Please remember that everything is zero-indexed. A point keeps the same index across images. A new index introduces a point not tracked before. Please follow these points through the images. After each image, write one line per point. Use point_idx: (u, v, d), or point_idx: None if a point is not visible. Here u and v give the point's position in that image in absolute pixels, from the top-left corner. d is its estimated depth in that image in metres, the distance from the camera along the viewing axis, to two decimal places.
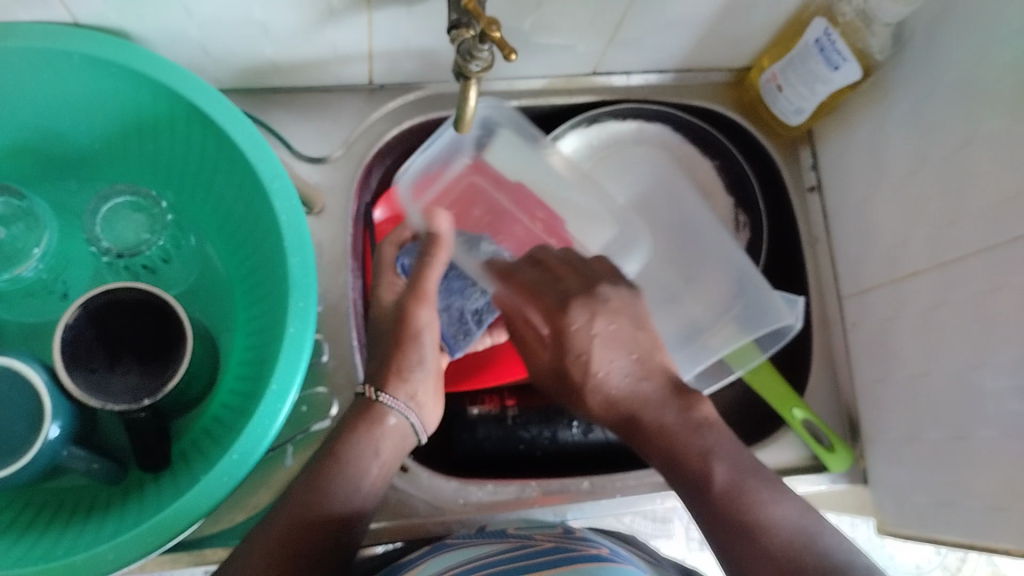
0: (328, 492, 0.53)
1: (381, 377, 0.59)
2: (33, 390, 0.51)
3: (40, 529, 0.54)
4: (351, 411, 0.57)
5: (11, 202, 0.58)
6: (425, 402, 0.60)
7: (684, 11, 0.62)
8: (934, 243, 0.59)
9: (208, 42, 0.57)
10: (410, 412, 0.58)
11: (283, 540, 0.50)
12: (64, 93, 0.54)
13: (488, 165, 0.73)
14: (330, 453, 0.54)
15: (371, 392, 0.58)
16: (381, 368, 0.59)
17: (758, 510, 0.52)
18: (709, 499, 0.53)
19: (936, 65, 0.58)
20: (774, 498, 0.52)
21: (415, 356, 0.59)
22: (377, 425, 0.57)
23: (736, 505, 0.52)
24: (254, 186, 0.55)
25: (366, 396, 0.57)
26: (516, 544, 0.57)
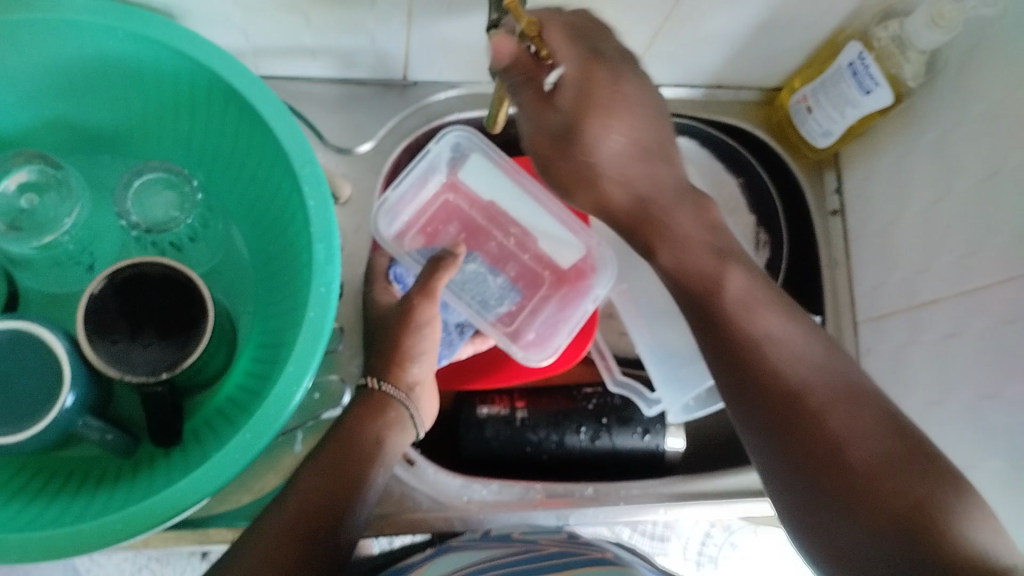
0: (341, 471, 0.52)
1: (382, 369, 0.59)
2: (54, 357, 0.51)
3: (51, 495, 0.54)
4: (355, 404, 0.57)
5: (44, 169, 0.59)
6: (423, 398, 0.61)
7: (719, 27, 0.63)
8: (955, 272, 0.59)
9: (249, 27, 0.57)
10: (409, 402, 0.59)
11: (299, 512, 0.49)
12: (104, 68, 0.55)
13: (462, 184, 0.73)
14: (336, 439, 0.54)
15: (375, 383, 0.58)
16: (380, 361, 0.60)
17: (764, 326, 0.49)
18: (733, 349, 0.50)
19: (967, 96, 0.59)
20: (818, 394, 0.46)
21: (415, 350, 0.60)
22: (382, 413, 0.57)
23: (762, 363, 0.48)
24: (285, 170, 0.55)
25: (368, 387, 0.58)
26: (521, 547, 0.58)
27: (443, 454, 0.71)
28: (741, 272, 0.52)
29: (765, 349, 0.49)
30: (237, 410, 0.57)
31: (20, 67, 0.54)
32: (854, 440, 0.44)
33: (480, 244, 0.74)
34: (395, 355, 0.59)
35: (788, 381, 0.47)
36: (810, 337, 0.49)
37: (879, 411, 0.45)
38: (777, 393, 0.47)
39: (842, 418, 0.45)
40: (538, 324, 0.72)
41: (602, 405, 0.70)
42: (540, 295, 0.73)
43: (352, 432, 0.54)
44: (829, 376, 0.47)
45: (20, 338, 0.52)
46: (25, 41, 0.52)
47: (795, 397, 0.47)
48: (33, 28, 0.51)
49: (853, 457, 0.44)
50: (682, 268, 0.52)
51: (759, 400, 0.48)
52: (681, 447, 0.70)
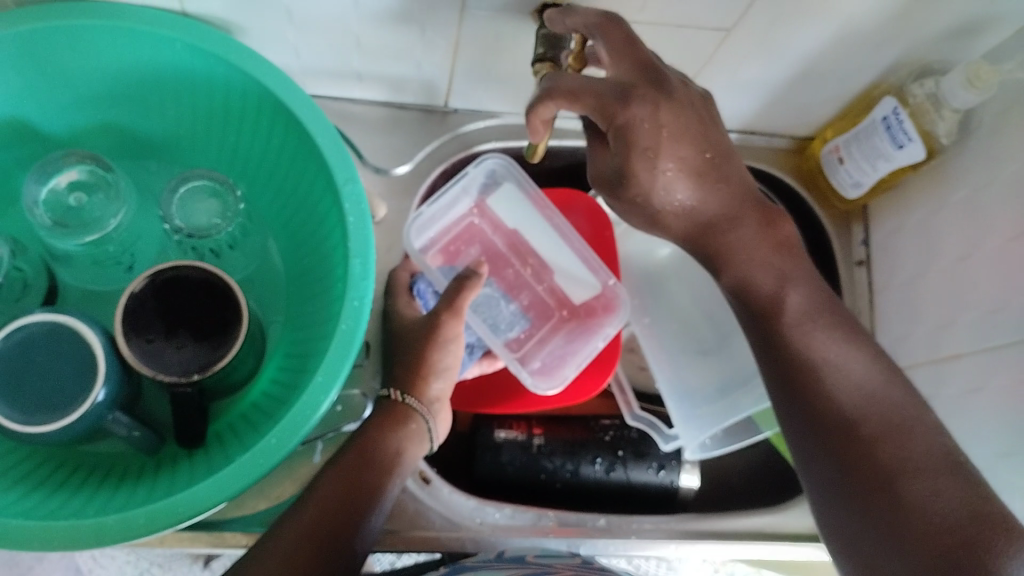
0: (354, 486, 0.52)
1: (407, 382, 0.59)
2: (90, 351, 0.52)
3: (74, 487, 0.55)
4: (378, 413, 0.57)
5: (95, 171, 0.60)
6: (440, 414, 0.61)
7: (758, 74, 0.64)
8: (978, 329, 0.60)
9: (301, 46, 0.59)
10: (430, 418, 0.59)
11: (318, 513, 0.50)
12: (160, 77, 0.57)
13: (489, 210, 0.75)
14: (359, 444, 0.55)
15: (398, 394, 0.58)
16: (405, 372, 0.59)
17: (821, 350, 0.53)
18: (794, 372, 0.53)
19: (1000, 156, 0.59)
20: (871, 418, 0.49)
21: (438, 365, 0.59)
22: (402, 423, 0.57)
23: (818, 386, 0.52)
24: (327, 183, 0.57)
25: (391, 397, 0.58)
26: (537, 569, 0.59)
27: (459, 476, 0.72)
28: (803, 290, 0.55)
29: (823, 374, 0.52)
30: (262, 416, 0.59)
31: (80, 72, 0.56)
32: (908, 469, 0.47)
33: (497, 269, 0.76)
34: (418, 367, 0.59)
35: (844, 408, 0.50)
36: (867, 360, 0.52)
37: (932, 444, 0.47)
38: (831, 416, 0.51)
39: (893, 446, 0.48)
40: (545, 354, 0.74)
41: (619, 438, 0.71)
42: (550, 325, 0.76)
43: (370, 445, 0.55)
44: (886, 402, 0.50)
45: (59, 331, 0.53)
46: (87, 46, 0.54)
47: (851, 425, 0.50)
48: (97, 34, 0.53)
49: (908, 484, 0.46)
50: (743, 287, 0.55)
51: (817, 426, 0.51)
52: (694, 485, 0.71)
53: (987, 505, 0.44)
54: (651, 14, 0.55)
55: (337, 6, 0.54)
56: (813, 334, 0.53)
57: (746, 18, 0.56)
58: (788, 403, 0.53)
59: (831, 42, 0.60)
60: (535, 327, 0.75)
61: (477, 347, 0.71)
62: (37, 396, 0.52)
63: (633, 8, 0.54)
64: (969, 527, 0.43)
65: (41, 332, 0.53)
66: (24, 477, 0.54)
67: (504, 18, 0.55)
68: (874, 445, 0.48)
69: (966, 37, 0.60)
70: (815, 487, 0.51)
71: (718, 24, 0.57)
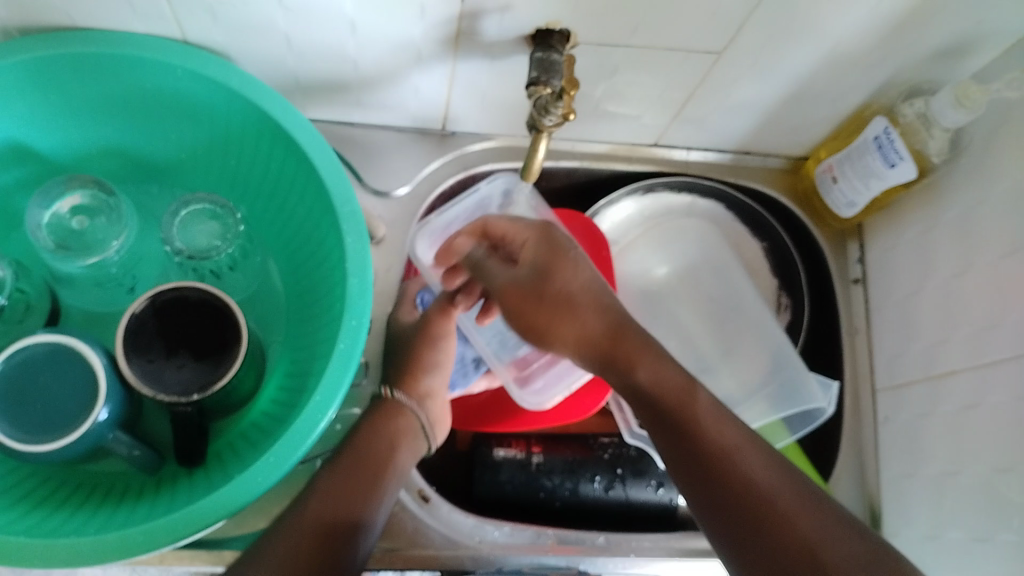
0: (359, 470, 0.54)
1: (397, 379, 0.62)
2: (91, 371, 0.53)
3: (74, 506, 0.56)
4: (371, 411, 0.60)
5: (96, 194, 0.62)
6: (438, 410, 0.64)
7: (751, 95, 0.65)
8: (973, 345, 0.60)
9: (300, 71, 0.60)
10: (423, 411, 0.61)
11: (313, 523, 0.48)
12: (161, 102, 0.58)
13: None
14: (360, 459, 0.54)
15: (388, 390, 0.61)
16: (397, 373, 0.63)
17: (735, 435, 0.47)
18: (710, 462, 0.46)
19: (991, 173, 0.60)
20: (783, 495, 0.44)
21: (428, 362, 0.63)
22: (394, 420, 0.59)
23: (726, 468, 0.46)
24: (325, 206, 0.58)
25: (382, 395, 0.61)
26: None
27: (459, 495, 0.72)
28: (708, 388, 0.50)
29: (735, 458, 0.46)
30: (261, 434, 0.59)
31: (85, 99, 0.57)
32: (827, 545, 0.42)
33: None
34: (411, 368, 0.63)
35: (761, 489, 0.44)
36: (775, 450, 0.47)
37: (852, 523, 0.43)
38: (739, 499, 0.45)
39: (813, 524, 0.42)
40: (550, 373, 0.73)
41: (618, 456, 0.72)
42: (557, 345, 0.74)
43: (367, 437, 0.57)
44: (799, 486, 0.45)
45: (61, 352, 0.54)
46: (89, 73, 0.55)
47: (763, 500, 0.44)
48: (100, 60, 0.54)
49: (827, 565, 0.41)
50: (659, 379, 0.51)
51: (725, 511, 0.45)
52: (692, 501, 0.71)
53: None
54: (642, 38, 0.56)
55: (334, 32, 0.55)
56: (724, 424, 0.48)
57: (736, 41, 0.57)
58: (705, 501, 0.46)
59: (820, 63, 0.61)
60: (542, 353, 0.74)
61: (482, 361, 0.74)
62: (37, 417, 0.52)
63: (625, 31, 0.55)
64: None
65: (43, 354, 0.54)
66: (25, 497, 0.55)
67: (498, 43, 0.56)
68: (799, 518, 0.43)
69: (955, 58, 0.61)
70: None
71: (709, 47, 0.58)
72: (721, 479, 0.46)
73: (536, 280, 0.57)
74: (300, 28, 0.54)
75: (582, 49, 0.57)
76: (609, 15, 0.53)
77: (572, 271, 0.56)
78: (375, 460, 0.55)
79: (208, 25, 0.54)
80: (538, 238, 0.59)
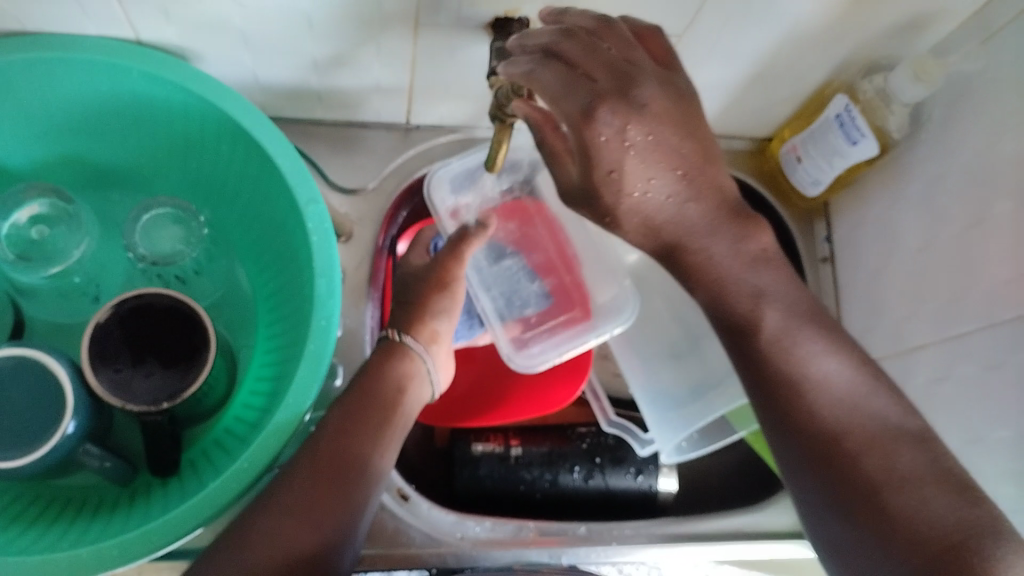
0: (356, 443, 0.53)
1: (406, 323, 0.62)
2: (58, 384, 0.52)
3: (47, 522, 0.55)
4: (375, 355, 0.59)
5: (56, 203, 0.60)
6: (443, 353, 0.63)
7: (712, 77, 0.65)
8: (940, 318, 0.61)
9: (259, 70, 0.60)
10: (429, 357, 0.61)
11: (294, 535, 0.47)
12: (120, 108, 0.57)
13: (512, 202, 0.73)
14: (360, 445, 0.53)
15: (395, 335, 0.60)
16: (404, 314, 0.62)
17: (807, 364, 0.51)
18: (784, 389, 0.51)
19: (950, 148, 0.61)
20: (848, 420, 0.49)
21: (438, 307, 0.63)
22: (393, 374, 0.58)
23: (799, 395, 0.50)
24: (289, 205, 0.57)
25: (390, 337, 0.60)
26: None
27: (439, 493, 0.72)
28: (781, 307, 0.52)
29: (807, 391, 0.50)
30: (235, 439, 0.59)
31: (38, 107, 0.56)
32: (896, 482, 0.46)
33: None
34: (421, 308, 0.62)
35: (827, 421, 0.49)
36: (853, 376, 0.51)
37: (922, 469, 0.46)
38: (816, 435, 0.49)
39: (879, 459, 0.47)
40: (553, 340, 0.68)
41: (596, 445, 0.71)
42: (567, 316, 0.71)
43: (365, 396, 0.56)
44: (870, 419, 0.49)
45: (26, 365, 0.53)
46: (40, 79, 0.54)
47: (834, 441, 0.49)
48: (52, 67, 0.53)
49: (894, 499, 0.45)
50: (717, 304, 0.53)
51: (801, 439, 0.50)
52: (673, 488, 0.72)
53: (979, 534, 0.43)
54: None
55: (291, 29, 0.54)
56: (795, 347, 0.51)
57: (695, 23, 0.57)
58: (775, 420, 0.51)
59: (779, 43, 0.61)
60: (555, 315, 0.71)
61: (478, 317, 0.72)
62: (4, 432, 0.51)
63: None
64: (954, 536, 0.43)
65: (8, 368, 0.53)
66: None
67: (457, 34, 0.56)
68: (859, 456, 0.47)
69: (910, 34, 0.62)
70: (796, 493, 0.51)
71: (668, 31, 0.58)
72: (788, 409, 0.51)
73: (581, 185, 0.50)
74: (256, 25, 0.54)
75: None
76: (567, 1, 0.53)
77: (610, 147, 0.46)
78: (376, 429, 0.55)
79: (163, 27, 0.53)
80: (590, 78, 0.45)
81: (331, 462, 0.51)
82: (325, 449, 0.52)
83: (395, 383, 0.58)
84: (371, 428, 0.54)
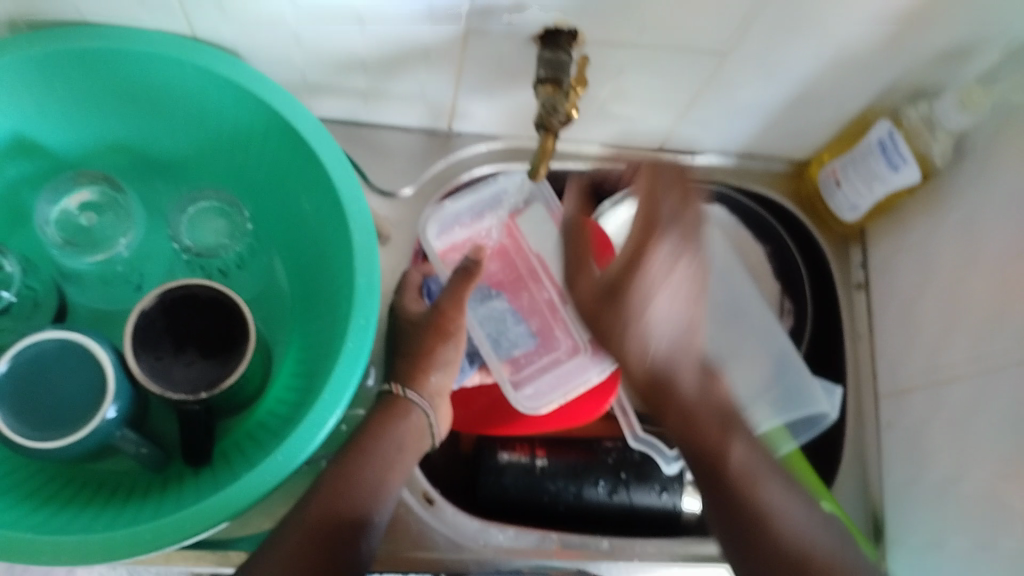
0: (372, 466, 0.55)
1: (407, 375, 0.60)
2: (99, 366, 0.53)
3: (80, 505, 0.55)
4: (376, 407, 0.59)
5: (106, 191, 0.62)
6: (440, 406, 0.62)
7: (753, 97, 0.65)
8: (975, 348, 0.60)
9: (309, 70, 0.60)
10: (431, 411, 0.60)
11: (299, 541, 0.49)
12: (175, 101, 0.59)
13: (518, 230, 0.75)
14: (365, 451, 0.55)
15: (398, 389, 0.59)
16: (406, 366, 0.61)
17: (765, 495, 0.53)
18: (744, 518, 0.52)
19: (993, 177, 0.61)
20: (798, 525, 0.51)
21: (439, 358, 0.61)
22: (403, 422, 0.58)
23: (753, 503, 0.52)
24: (332, 204, 0.58)
25: (393, 391, 0.59)
26: None
27: (464, 499, 0.72)
28: (744, 442, 0.55)
29: (772, 521, 0.51)
30: (268, 433, 0.59)
31: (96, 95, 0.57)
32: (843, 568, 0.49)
33: None
34: (422, 364, 0.60)
35: (791, 548, 0.50)
36: (824, 525, 0.52)
37: None
38: (774, 553, 0.50)
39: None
40: (542, 381, 0.72)
41: (621, 460, 0.71)
42: (554, 354, 0.73)
43: (379, 426, 0.57)
44: (822, 541, 0.51)
45: (69, 347, 0.54)
46: (98, 69, 0.55)
47: (800, 559, 0.49)
48: (112, 57, 0.54)
49: None
50: (689, 426, 0.56)
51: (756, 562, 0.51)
52: (697, 508, 0.71)
53: None
54: (651, 38, 0.56)
55: (344, 29, 0.55)
56: (760, 484, 0.53)
57: (744, 41, 0.57)
58: (726, 517, 0.53)
59: (824, 66, 0.61)
60: (542, 354, 0.73)
61: (478, 356, 0.71)
62: (45, 412, 0.52)
63: (633, 31, 0.56)
64: None
65: (52, 350, 0.53)
66: (30, 495, 0.55)
67: (507, 42, 0.56)
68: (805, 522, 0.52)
69: (958, 61, 0.62)
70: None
71: (716, 48, 0.58)
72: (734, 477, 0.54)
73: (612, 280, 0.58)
74: (310, 25, 0.55)
75: (592, 49, 0.58)
76: (619, 14, 0.54)
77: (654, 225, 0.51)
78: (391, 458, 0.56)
79: (220, 22, 0.54)
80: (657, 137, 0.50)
81: (348, 482, 0.53)
82: (345, 470, 0.54)
83: (407, 429, 0.58)
84: (386, 457, 0.56)
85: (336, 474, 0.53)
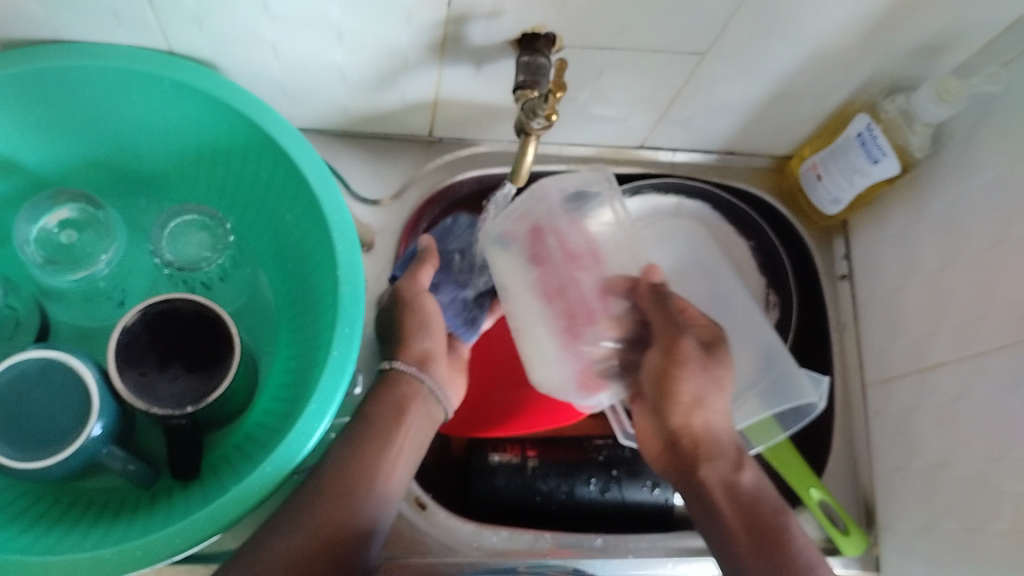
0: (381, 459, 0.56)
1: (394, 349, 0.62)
2: (83, 385, 0.53)
3: (69, 523, 0.55)
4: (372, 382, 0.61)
5: (85, 208, 0.62)
6: (443, 374, 0.64)
7: (732, 95, 0.65)
8: (958, 337, 0.61)
9: (286, 81, 0.60)
10: (425, 377, 0.62)
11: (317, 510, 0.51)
12: (152, 116, 0.58)
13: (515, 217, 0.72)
14: (366, 417, 0.58)
15: (386, 362, 0.62)
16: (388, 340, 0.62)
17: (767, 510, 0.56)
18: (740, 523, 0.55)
19: (972, 167, 0.61)
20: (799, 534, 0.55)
21: (420, 326, 0.63)
22: (399, 392, 0.60)
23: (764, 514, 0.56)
24: (313, 214, 0.58)
25: (385, 366, 0.61)
26: None
27: (457, 502, 0.72)
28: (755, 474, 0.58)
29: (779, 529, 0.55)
30: (254, 444, 0.59)
31: (71, 113, 0.57)
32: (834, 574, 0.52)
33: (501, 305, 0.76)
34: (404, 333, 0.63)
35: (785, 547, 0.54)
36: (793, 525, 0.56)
37: None
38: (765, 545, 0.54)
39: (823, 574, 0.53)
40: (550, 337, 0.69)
41: (613, 457, 0.71)
42: None
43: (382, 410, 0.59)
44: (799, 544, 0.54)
45: (53, 367, 0.54)
46: (73, 87, 0.55)
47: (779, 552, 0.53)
48: (86, 74, 0.54)
49: None
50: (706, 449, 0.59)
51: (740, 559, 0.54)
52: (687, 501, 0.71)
53: None
54: (627, 40, 0.56)
55: (320, 41, 0.55)
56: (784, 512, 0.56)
57: (720, 41, 0.57)
58: (726, 520, 0.56)
59: (801, 63, 0.61)
60: None
61: (485, 297, 0.69)
62: (31, 432, 0.52)
63: (610, 34, 0.56)
64: None
65: (35, 370, 0.53)
66: (18, 516, 0.54)
67: (484, 48, 0.56)
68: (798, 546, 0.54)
69: (933, 55, 0.62)
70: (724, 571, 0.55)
71: (693, 48, 0.58)
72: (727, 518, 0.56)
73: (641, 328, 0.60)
74: (285, 36, 0.54)
75: (569, 52, 0.58)
76: (595, 17, 0.53)
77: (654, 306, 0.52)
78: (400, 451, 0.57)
79: (194, 36, 0.54)
80: None
81: (360, 474, 0.54)
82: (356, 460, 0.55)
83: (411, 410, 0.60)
84: (393, 453, 0.57)
85: (347, 461, 0.55)
